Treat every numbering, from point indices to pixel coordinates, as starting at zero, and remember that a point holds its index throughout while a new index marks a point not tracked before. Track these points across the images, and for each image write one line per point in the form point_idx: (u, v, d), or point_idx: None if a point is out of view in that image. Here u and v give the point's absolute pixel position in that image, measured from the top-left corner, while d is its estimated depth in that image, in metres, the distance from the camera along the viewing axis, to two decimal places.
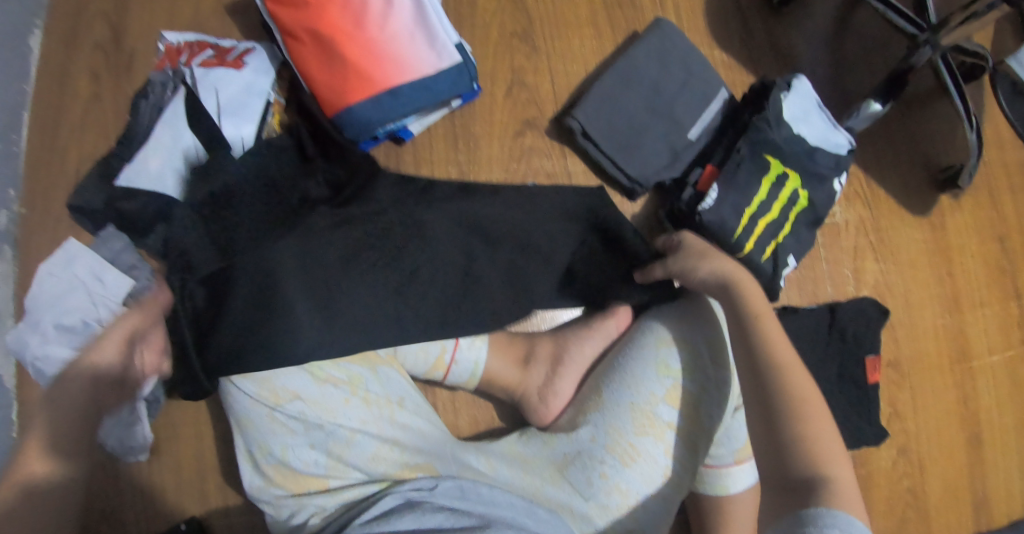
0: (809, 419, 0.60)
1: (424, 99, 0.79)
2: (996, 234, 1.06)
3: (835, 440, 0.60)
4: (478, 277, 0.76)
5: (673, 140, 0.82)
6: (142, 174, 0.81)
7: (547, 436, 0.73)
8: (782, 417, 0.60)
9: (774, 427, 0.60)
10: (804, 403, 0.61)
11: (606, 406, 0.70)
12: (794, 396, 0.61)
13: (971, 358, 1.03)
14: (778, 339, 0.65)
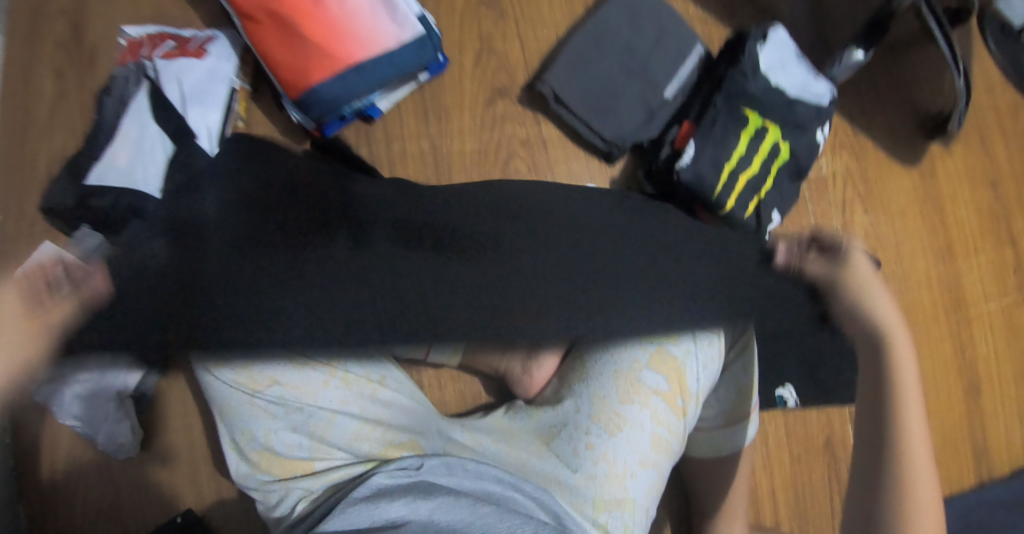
0: (910, 486, 0.63)
1: (389, 73, 0.76)
2: (989, 179, 1.03)
3: (935, 508, 0.64)
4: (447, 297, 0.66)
5: (648, 98, 0.80)
6: (108, 173, 0.78)
7: (533, 410, 0.72)
8: (889, 482, 0.64)
9: (874, 491, 0.64)
10: (912, 478, 0.64)
11: (590, 376, 0.69)
12: (903, 469, 0.64)
13: (966, 306, 1.01)
14: (915, 420, 0.66)
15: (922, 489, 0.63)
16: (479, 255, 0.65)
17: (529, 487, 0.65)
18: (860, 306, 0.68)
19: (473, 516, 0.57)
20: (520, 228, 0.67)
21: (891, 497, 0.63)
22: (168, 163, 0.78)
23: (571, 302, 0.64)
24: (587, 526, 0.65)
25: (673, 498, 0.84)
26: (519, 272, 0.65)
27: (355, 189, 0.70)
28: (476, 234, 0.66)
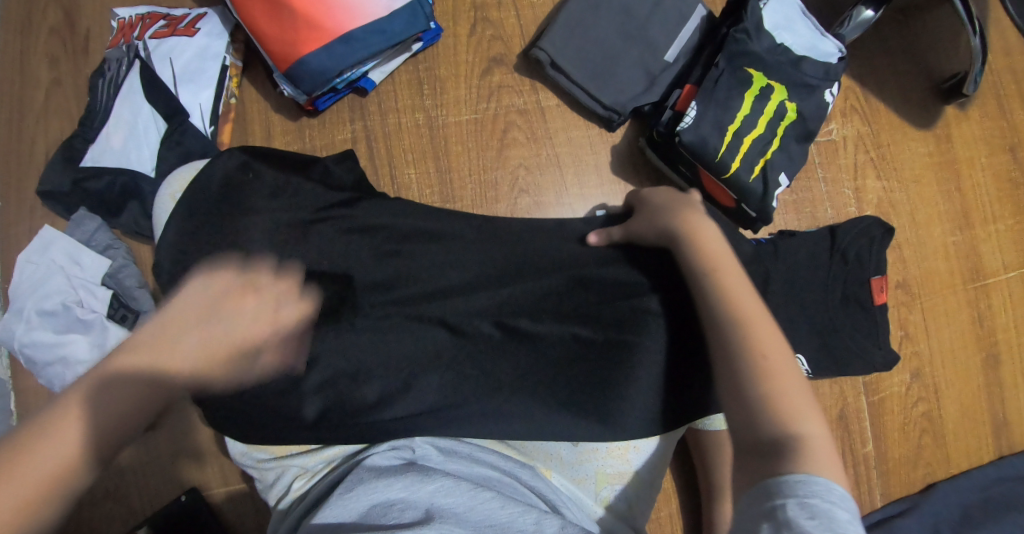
0: (760, 342, 0.53)
1: (379, 43, 0.74)
2: (1007, 143, 0.99)
3: (807, 395, 0.51)
4: (496, 348, 0.62)
5: (648, 64, 0.77)
6: (106, 154, 0.79)
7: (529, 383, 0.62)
8: (735, 338, 0.54)
9: (730, 362, 0.53)
10: (748, 335, 0.54)
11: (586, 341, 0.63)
12: (730, 322, 0.55)
13: (984, 276, 0.97)
14: (738, 287, 0.57)
15: (766, 346, 0.53)
16: (494, 386, 0.61)
17: (527, 474, 0.60)
18: (654, 219, 0.65)
19: (474, 501, 0.51)
20: (550, 305, 0.64)
21: (753, 384, 0.51)
22: (160, 145, 0.79)
23: (557, 385, 0.61)
24: (590, 503, 0.62)
25: (680, 470, 0.82)
26: (538, 354, 0.62)
27: (359, 265, 0.64)
28: (504, 317, 0.63)
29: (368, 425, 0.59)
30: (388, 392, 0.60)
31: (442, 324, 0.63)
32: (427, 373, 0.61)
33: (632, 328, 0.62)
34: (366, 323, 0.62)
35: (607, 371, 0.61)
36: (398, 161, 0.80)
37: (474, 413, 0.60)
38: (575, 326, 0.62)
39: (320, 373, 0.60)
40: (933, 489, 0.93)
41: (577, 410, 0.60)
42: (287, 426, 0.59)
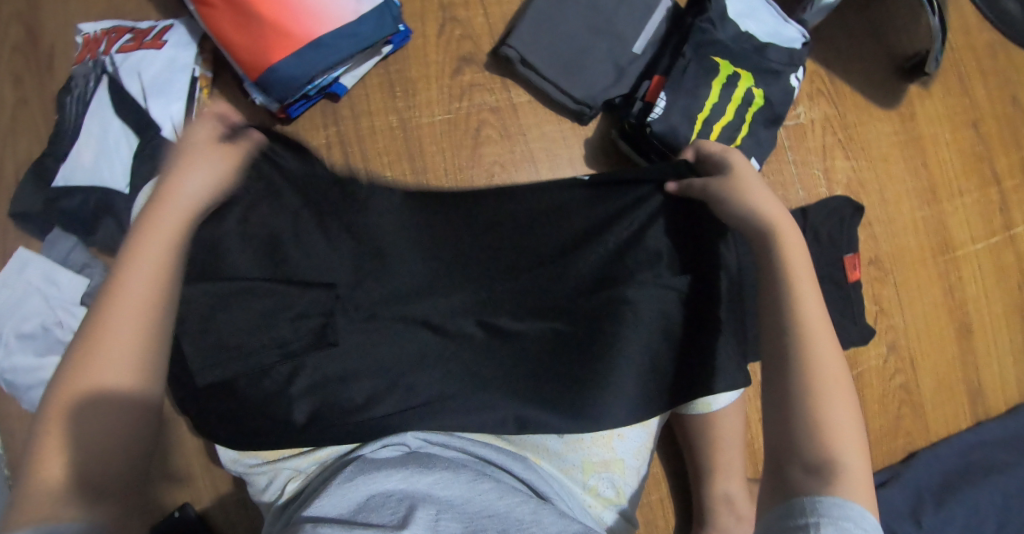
0: (823, 368, 0.54)
1: (348, 47, 0.74)
2: (969, 119, 1.02)
3: (859, 428, 0.53)
4: (482, 346, 0.62)
5: (617, 56, 0.78)
6: (77, 171, 0.78)
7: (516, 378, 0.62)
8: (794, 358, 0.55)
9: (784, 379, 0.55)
10: (818, 357, 0.54)
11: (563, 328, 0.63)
12: (794, 340, 0.55)
13: (952, 248, 1.00)
14: (814, 304, 0.57)
15: (831, 370, 0.54)
16: (480, 380, 0.62)
17: (518, 466, 0.61)
18: (733, 206, 0.61)
19: (471, 492, 0.53)
20: (524, 296, 0.63)
21: (804, 405, 0.53)
22: (132, 161, 0.78)
23: (539, 379, 0.62)
24: (579, 492, 0.64)
25: (668, 459, 0.84)
26: (519, 349, 0.63)
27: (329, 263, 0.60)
28: (486, 316, 0.63)
29: (358, 423, 0.60)
30: (373, 390, 0.61)
31: (426, 323, 0.62)
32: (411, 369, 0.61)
33: (609, 319, 0.62)
34: (350, 324, 0.61)
35: (586, 366, 0.62)
36: (374, 165, 0.80)
37: (461, 410, 0.61)
38: (557, 318, 0.63)
39: (306, 378, 0.60)
40: (913, 458, 0.96)
41: (565, 405, 0.61)
42: (287, 436, 0.59)
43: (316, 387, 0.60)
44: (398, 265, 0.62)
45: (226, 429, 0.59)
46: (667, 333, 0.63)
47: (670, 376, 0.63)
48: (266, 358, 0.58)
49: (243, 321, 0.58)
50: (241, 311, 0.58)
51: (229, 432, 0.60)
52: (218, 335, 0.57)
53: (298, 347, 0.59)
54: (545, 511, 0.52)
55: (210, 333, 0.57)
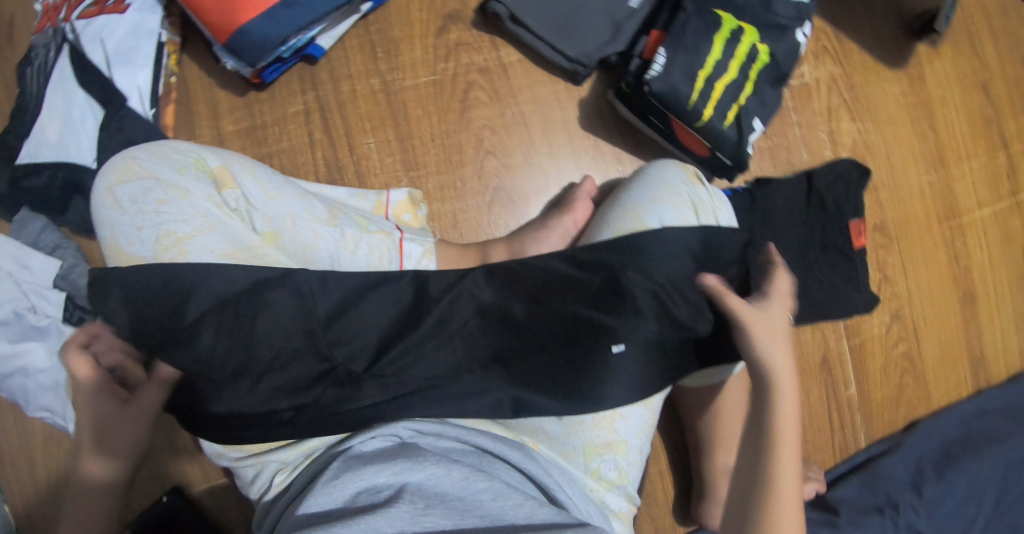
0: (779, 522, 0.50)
1: (324, 5, 0.69)
2: (979, 80, 0.97)
3: None
4: (484, 338, 0.59)
5: (612, 10, 0.73)
6: (42, 147, 0.73)
7: (512, 367, 0.59)
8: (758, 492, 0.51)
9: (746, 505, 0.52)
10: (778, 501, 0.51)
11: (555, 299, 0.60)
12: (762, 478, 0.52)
13: (959, 214, 0.97)
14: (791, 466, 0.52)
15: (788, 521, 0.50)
16: (476, 363, 0.59)
17: (516, 455, 0.57)
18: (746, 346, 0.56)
19: (464, 491, 0.50)
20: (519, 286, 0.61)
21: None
22: (100, 134, 0.73)
23: (535, 367, 0.59)
24: (580, 476, 0.61)
25: (668, 428, 0.81)
26: (515, 329, 0.59)
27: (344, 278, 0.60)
28: (485, 306, 0.60)
29: (347, 414, 0.57)
30: (356, 372, 0.57)
31: (423, 309, 0.60)
32: (400, 352, 0.58)
33: (604, 302, 0.60)
34: (344, 319, 0.58)
35: (593, 348, 0.59)
36: (356, 131, 0.76)
37: (452, 404, 0.58)
38: (555, 306, 0.60)
39: (289, 374, 0.56)
40: (914, 428, 0.94)
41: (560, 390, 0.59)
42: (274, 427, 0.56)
43: (297, 388, 0.56)
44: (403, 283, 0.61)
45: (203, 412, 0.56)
46: (670, 316, 0.60)
47: (676, 352, 0.61)
48: (251, 364, 0.56)
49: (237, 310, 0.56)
50: (209, 311, 0.55)
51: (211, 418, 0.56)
52: (212, 327, 0.55)
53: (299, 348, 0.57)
54: (542, 509, 0.49)
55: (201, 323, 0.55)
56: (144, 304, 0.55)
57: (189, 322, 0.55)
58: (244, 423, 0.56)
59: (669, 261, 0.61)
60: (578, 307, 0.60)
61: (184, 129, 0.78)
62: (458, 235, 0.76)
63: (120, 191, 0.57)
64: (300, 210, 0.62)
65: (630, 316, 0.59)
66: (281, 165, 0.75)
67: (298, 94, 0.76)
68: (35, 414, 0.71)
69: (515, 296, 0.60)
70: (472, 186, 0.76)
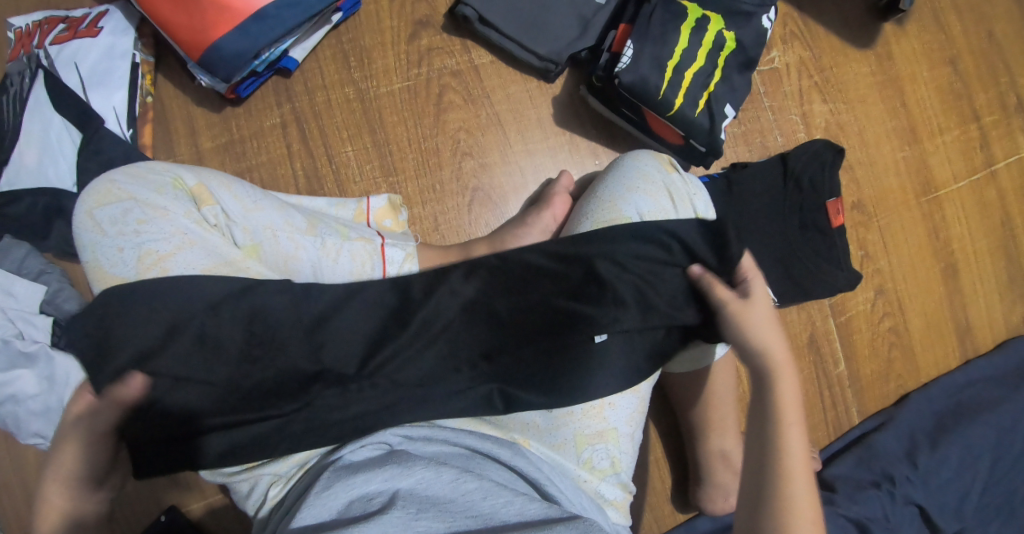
0: (796, 497, 0.50)
1: (294, 17, 0.70)
2: (947, 56, 0.99)
3: None
4: (470, 337, 0.60)
5: (579, 6, 0.74)
6: (22, 174, 0.73)
7: (499, 366, 0.60)
8: (771, 472, 0.51)
9: (760, 485, 0.51)
10: (794, 479, 0.51)
11: (535, 295, 0.61)
12: (773, 457, 0.52)
13: (935, 188, 0.98)
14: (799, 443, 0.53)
15: (804, 498, 0.50)
16: (463, 361, 0.60)
17: (506, 454, 0.58)
18: (741, 330, 0.57)
19: (455, 493, 0.50)
20: (501, 284, 0.61)
21: (772, 514, 0.49)
22: (78, 158, 0.74)
23: (520, 363, 0.60)
24: (573, 467, 0.62)
25: (659, 417, 0.82)
26: (499, 328, 0.60)
27: (330, 286, 0.61)
28: (468, 305, 0.61)
29: (338, 421, 0.58)
30: (347, 374, 0.58)
31: (408, 309, 0.60)
32: (388, 352, 0.58)
33: (586, 294, 0.60)
34: (332, 325, 0.59)
35: (576, 342, 0.60)
36: (333, 140, 0.76)
37: (444, 403, 0.59)
38: (536, 301, 0.61)
39: (277, 379, 0.56)
40: (905, 401, 0.95)
41: (549, 386, 0.60)
42: (266, 439, 0.57)
43: (287, 396, 0.57)
44: (386, 287, 0.62)
45: (191, 429, 0.56)
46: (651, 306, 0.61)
47: (667, 342, 0.61)
48: (241, 381, 0.56)
49: (225, 321, 0.56)
50: (196, 332, 0.56)
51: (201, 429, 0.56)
52: (199, 339, 0.55)
53: (286, 353, 0.57)
54: (533, 507, 0.50)
55: (186, 337, 0.55)
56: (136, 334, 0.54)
57: (177, 346, 0.55)
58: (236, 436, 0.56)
59: (653, 249, 0.61)
60: (562, 300, 0.61)
61: (162, 149, 0.78)
62: (440, 237, 0.76)
63: (99, 214, 0.58)
64: (279, 222, 0.62)
65: (613, 308, 0.60)
66: (260, 179, 0.75)
67: (274, 106, 0.77)
68: (31, 441, 0.71)
69: (498, 294, 0.61)
70: (451, 188, 0.77)
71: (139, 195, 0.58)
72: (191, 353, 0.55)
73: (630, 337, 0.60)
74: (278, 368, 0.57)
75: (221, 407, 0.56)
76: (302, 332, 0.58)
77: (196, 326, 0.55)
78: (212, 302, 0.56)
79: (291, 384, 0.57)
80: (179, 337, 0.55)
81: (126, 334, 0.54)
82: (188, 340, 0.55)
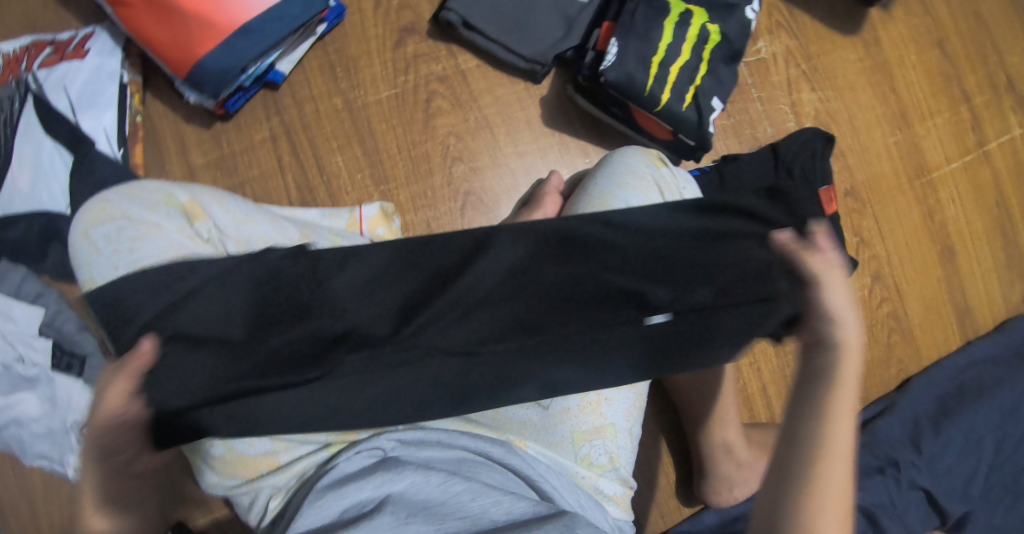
0: (823, 492, 0.45)
1: (279, 30, 0.70)
2: (934, 39, 0.99)
3: None
4: (515, 303, 0.52)
5: (563, 7, 0.74)
6: (14, 200, 0.72)
7: (554, 330, 0.51)
8: (806, 463, 0.46)
9: (787, 476, 0.46)
10: (827, 473, 0.45)
11: (587, 252, 0.53)
12: (811, 449, 0.46)
13: (928, 170, 0.98)
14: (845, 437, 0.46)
15: (834, 495, 0.45)
16: (507, 330, 0.51)
17: (500, 452, 0.58)
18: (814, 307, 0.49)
19: (444, 496, 0.51)
20: (553, 241, 0.53)
21: (796, 507, 0.45)
22: (71, 180, 0.74)
23: (565, 334, 0.51)
24: (571, 465, 0.61)
25: (659, 412, 0.82)
26: (550, 294, 0.52)
27: (363, 254, 0.53)
28: (512, 267, 0.52)
29: (366, 403, 0.50)
30: (377, 343, 0.50)
31: (447, 274, 0.52)
32: (424, 322, 0.51)
33: (649, 253, 0.53)
34: (363, 298, 0.51)
35: (632, 313, 0.51)
36: (323, 151, 0.77)
37: (485, 386, 0.51)
38: (587, 264, 0.53)
39: (294, 351, 0.50)
40: (907, 385, 0.95)
41: (605, 357, 0.51)
42: (282, 423, 0.49)
43: (304, 373, 0.49)
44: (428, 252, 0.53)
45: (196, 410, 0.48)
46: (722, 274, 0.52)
47: (752, 312, 0.51)
48: (255, 348, 0.50)
49: (237, 296, 0.51)
50: (211, 305, 0.50)
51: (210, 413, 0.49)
52: (211, 313, 0.50)
53: (309, 325, 0.50)
54: (523, 503, 0.51)
55: (202, 310, 0.50)
56: (153, 297, 0.51)
57: (188, 308, 0.50)
58: (249, 419, 0.49)
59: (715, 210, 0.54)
60: (617, 261, 0.53)
61: (154, 167, 0.78)
62: None
63: (93, 234, 0.58)
64: (272, 233, 0.63)
65: (667, 270, 0.52)
66: (252, 193, 0.76)
67: (263, 119, 0.77)
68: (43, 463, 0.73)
69: (546, 255, 0.53)
70: (443, 193, 0.77)
71: (133, 213, 0.59)
72: (205, 326, 0.50)
73: (701, 300, 0.52)
74: (298, 345, 0.50)
75: (235, 387, 0.49)
76: (331, 304, 0.51)
77: (209, 298, 0.51)
78: (230, 277, 0.51)
79: (311, 364, 0.50)
80: (195, 309, 0.50)
81: (138, 301, 0.51)
82: (213, 311, 0.50)
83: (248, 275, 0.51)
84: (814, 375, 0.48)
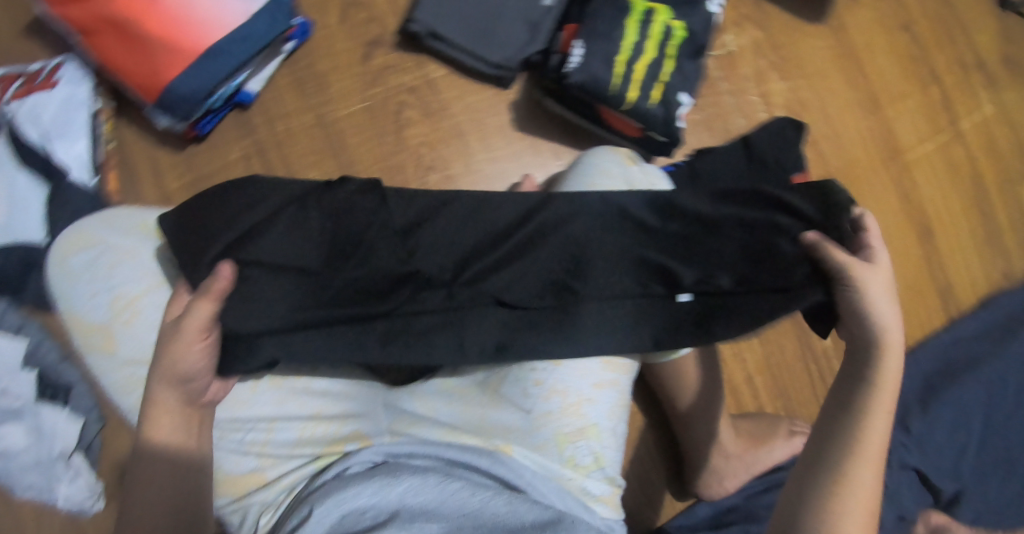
0: (856, 477, 0.51)
1: (245, 50, 0.70)
2: (901, 22, 1.00)
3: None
4: (568, 246, 0.59)
5: (527, 11, 0.75)
6: None
7: (590, 263, 0.59)
8: (842, 450, 0.52)
9: (821, 461, 0.53)
10: (858, 460, 0.52)
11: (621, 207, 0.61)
12: (851, 440, 0.52)
13: (901, 152, 0.99)
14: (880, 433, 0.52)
15: (866, 490, 0.51)
16: (555, 280, 0.59)
17: (485, 462, 0.58)
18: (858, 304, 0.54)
19: (444, 494, 0.51)
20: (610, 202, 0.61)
21: (828, 488, 0.51)
22: (47, 209, 0.74)
23: (603, 265, 0.59)
24: (556, 467, 0.61)
25: (647, 410, 0.82)
26: (600, 242, 0.60)
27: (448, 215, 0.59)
28: (569, 227, 0.60)
29: (424, 336, 0.56)
30: (443, 282, 0.57)
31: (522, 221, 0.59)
32: (489, 264, 0.58)
33: (694, 233, 0.60)
34: (436, 249, 0.58)
35: (666, 293, 0.59)
36: (297, 167, 0.77)
37: (524, 341, 0.57)
38: (631, 244, 0.60)
39: (367, 280, 0.56)
40: None
41: (631, 306, 0.58)
42: (346, 346, 0.55)
43: (365, 304, 0.56)
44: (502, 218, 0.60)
45: (273, 317, 0.54)
46: (746, 220, 0.60)
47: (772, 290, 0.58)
48: (332, 280, 0.56)
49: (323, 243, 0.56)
50: (293, 239, 0.56)
51: (280, 331, 0.54)
52: (298, 247, 0.56)
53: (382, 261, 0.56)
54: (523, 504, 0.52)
55: (298, 242, 0.56)
56: (234, 223, 0.55)
57: (274, 231, 0.55)
58: (313, 342, 0.55)
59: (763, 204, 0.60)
60: (665, 238, 0.60)
61: (129, 192, 0.78)
62: None
63: (71, 261, 0.59)
64: None
65: (697, 251, 0.60)
66: None
67: (236, 140, 0.77)
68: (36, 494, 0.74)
69: (602, 226, 0.60)
70: None
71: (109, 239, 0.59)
72: (297, 252, 0.56)
73: (716, 258, 0.59)
74: (378, 283, 0.56)
75: (316, 309, 0.55)
76: (414, 249, 0.57)
77: (309, 235, 0.56)
78: (325, 220, 0.56)
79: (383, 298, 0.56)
80: (288, 238, 0.56)
81: (223, 221, 0.55)
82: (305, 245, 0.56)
83: (348, 219, 0.57)
84: (852, 375, 0.55)
